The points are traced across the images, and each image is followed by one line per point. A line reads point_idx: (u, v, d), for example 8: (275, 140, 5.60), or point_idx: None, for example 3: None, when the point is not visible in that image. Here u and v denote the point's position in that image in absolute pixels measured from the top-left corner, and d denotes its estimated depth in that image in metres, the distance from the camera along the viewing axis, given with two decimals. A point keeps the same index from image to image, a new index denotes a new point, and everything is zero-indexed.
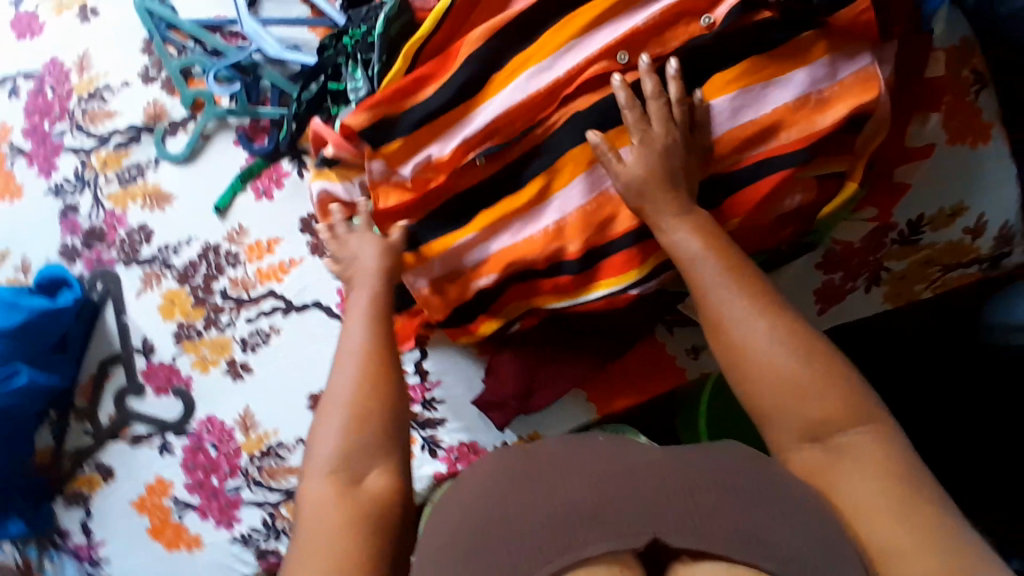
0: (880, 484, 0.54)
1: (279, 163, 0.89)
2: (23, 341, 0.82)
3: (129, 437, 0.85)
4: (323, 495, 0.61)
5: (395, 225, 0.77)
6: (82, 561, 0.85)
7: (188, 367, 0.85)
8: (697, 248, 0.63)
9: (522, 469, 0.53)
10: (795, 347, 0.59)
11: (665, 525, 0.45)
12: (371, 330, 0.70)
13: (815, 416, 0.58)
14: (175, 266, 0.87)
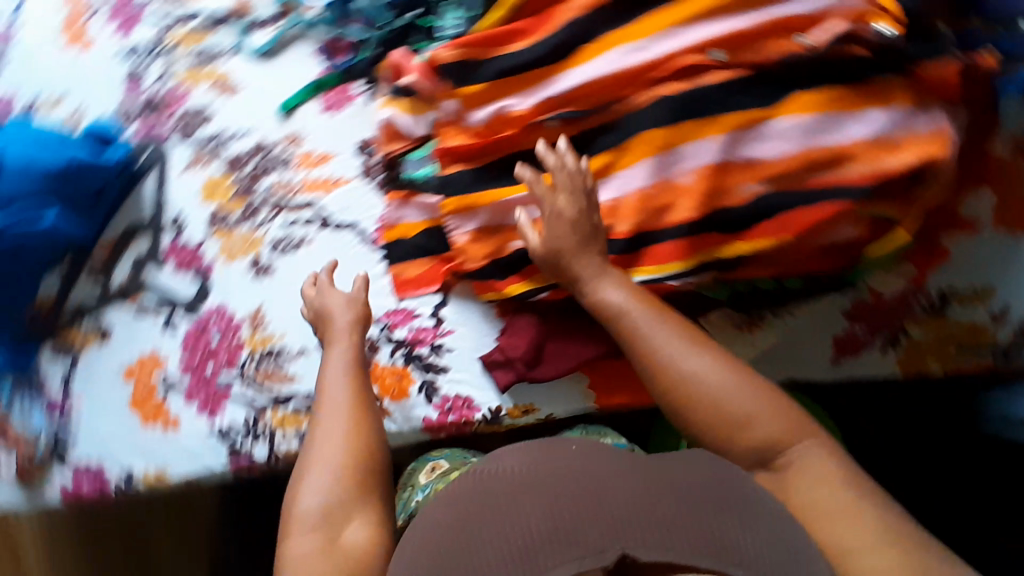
0: (832, 496, 0.60)
1: (348, 85, 0.87)
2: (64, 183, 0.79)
3: (137, 304, 0.84)
4: (308, 551, 0.65)
5: (453, 165, 0.77)
6: (52, 415, 0.82)
7: (213, 253, 0.84)
8: (625, 295, 0.68)
9: (477, 493, 0.54)
10: (727, 377, 0.65)
11: (632, 540, 0.46)
12: (349, 391, 0.74)
13: (755, 441, 0.63)
14: (226, 153, 0.86)
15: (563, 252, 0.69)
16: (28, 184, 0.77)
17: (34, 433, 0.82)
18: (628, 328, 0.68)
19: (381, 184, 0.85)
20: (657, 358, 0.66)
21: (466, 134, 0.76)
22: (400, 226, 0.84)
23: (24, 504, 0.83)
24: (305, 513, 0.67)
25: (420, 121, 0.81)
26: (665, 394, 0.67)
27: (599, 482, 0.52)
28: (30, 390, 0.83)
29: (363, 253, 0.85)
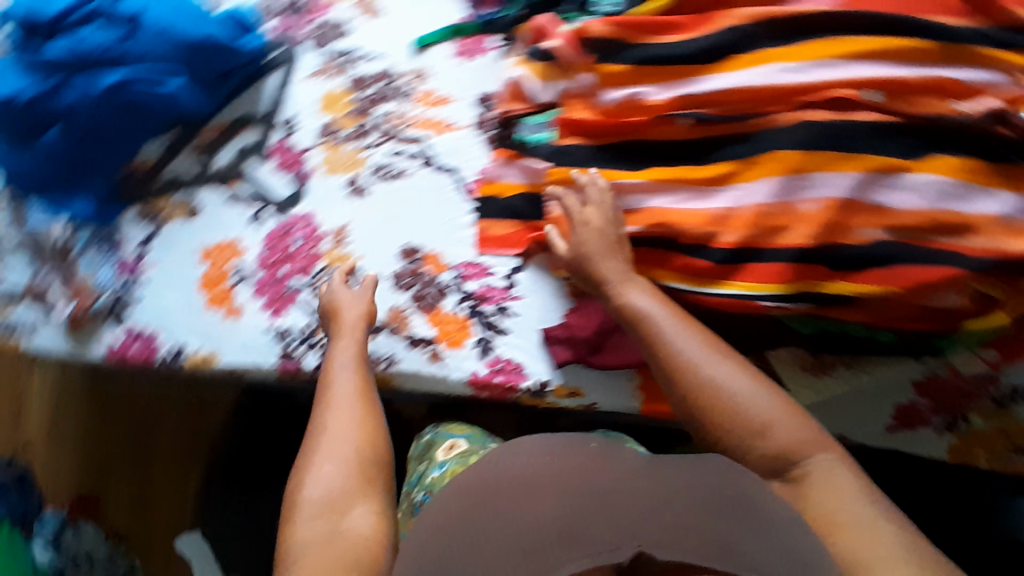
0: (850, 504, 0.62)
1: (486, 37, 0.86)
2: (193, 57, 0.78)
3: (231, 191, 0.85)
4: (312, 533, 0.67)
5: (572, 137, 0.77)
6: (122, 275, 0.83)
7: (316, 162, 0.85)
8: (652, 303, 0.70)
9: (490, 484, 0.54)
10: (747, 387, 0.67)
11: (647, 536, 0.46)
12: (350, 390, 0.76)
13: (772, 450, 0.65)
14: (355, 71, 0.86)
15: (587, 257, 0.73)
16: (167, 50, 0.77)
17: (99, 285, 0.83)
18: (651, 333, 0.70)
19: (490, 139, 0.84)
20: (679, 367, 0.68)
21: (593, 112, 0.76)
22: (498, 184, 0.83)
23: (69, 350, 0.83)
24: (309, 500, 0.69)
25: (549, 88, 0.80)
26: (684, 400, 0.69)
27: (602, 487, 0.51)
28: (108, 244, 0.83)
29: (455, 200, 0.84)
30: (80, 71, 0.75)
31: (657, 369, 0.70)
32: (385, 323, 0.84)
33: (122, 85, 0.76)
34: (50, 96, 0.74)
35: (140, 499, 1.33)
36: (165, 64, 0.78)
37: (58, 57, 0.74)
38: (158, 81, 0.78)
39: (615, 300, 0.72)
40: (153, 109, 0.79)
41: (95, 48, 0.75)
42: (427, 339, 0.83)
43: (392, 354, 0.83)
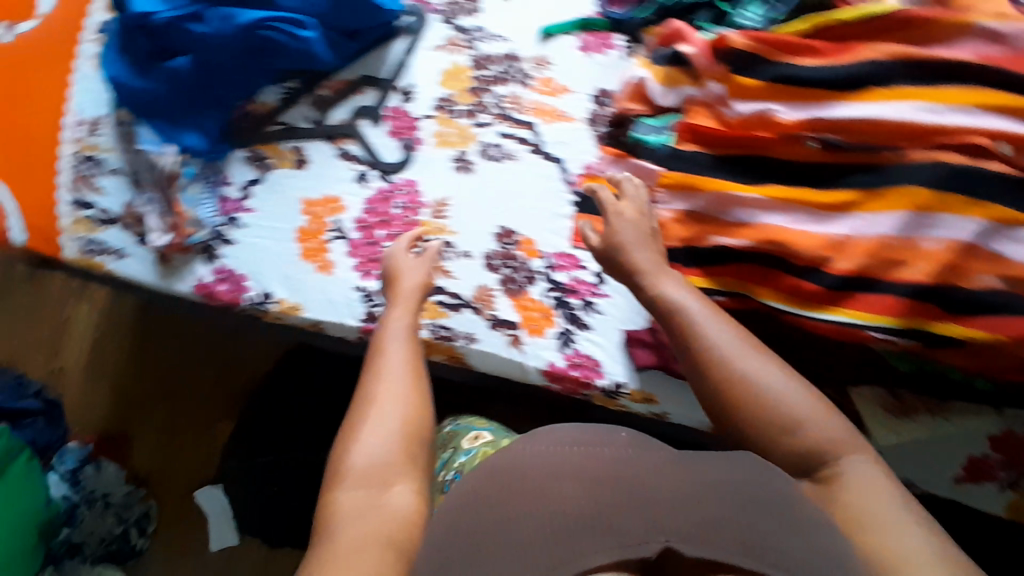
0: (887, 505, 0.56)
1: (612, 34, 0.87)
2: (336, 9, 0.80)
3: (340, 148, 0.85)
4: (354, 509, 0.59)
5: (691, 145, 0.78)
6: (222, 213, 0.83)
7: (428, 133, 0.85)
8: (689, 295, 0.69)
9: (518, 471, 0.51)
10: (782, 383, 0.63)
11: (675, 531, 0.43)
12: (405, 363, 0.71)
13: (801, 447, 0.60)
14: (479, 49, 0.86)
15: (624, 248, 0.73)
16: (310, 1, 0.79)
17: (201, 221, 0.82)
18: (685, 328, 0.67)
19: (601, 136, 0.85)
20: (709, 361, 0.65)
21: (714, 120, 0.78)
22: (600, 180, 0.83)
23: (159, 281, 0.83)
24: (358, 467, 0.61)
25: (671, 93, 0.81)
26: (713, 397, 0.65)
27: (637, 483, 0.48)
28: (212, 180, 0.83)
29: (558, 190, 0.84)
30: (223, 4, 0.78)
31: (686, 364, 0.67)
32: (469, 301, 0.83)
33: (260, 21, 0.76)
34: (189, 23, 0.76)
35: (168, 443, 1.34)
36: (303, 12, 0.80)
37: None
38: (297, 25, 0.79)
39: (651, 293, 0.70)
40: (286, 50, 0.79)
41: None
42: (509, 323, 0.82)
43: (472, 332, 0.82)
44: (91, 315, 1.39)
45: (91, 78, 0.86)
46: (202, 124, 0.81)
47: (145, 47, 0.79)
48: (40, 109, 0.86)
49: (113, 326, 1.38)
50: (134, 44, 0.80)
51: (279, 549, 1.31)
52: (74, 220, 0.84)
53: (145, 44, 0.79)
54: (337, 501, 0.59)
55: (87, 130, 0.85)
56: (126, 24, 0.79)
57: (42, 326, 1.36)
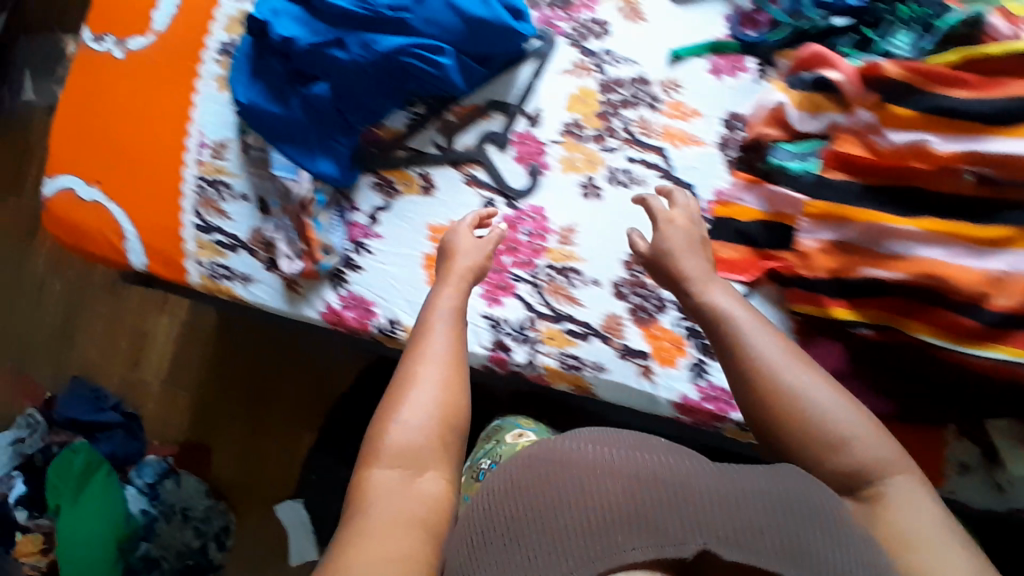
0: (931, 523, 0.56)
1: (743, 57, 0.84)
2: (470, 36, 0.79)
3: (466, 174, 0.84)
4: (390, 489, 0.59)
5: (837, 174, 0.77)
6: (350, 238, 0.83)
7: (555, 158, 0.83)
8: (733, 302, 0.67)
9: (554, 463, 0.51)
10: (833, 398, 0.61)
11: (715, 534, 0.45)
12: (450, 349, 0.67)
13: (850, 465, 0.58)
14: (607, 73, 0.84)
15: (672, 256, 0.73)
16: (449, 27, 0.78)
17: (332, 247, 0.81)
18: (732, 335, 0.65)
19: (731, 161, 0.83)
20: (760, 371, 0.63)
21: (863, 150, 0.75)
22: (733, 207, 0.82)
23: (287, 307, 0.83)
24: (392, 446, 0.61)
25: (814, 119, 0.79)
26: (758, 407, 0.62)
27: (681, 478, 0.49)
28: (343, 206, 0.83)
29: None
30: (363, 28, 0.77)
31: (730, 370, 0.65)
32: (597, 330, 0.82)
33: (400, 48, 0.76)
34: (331, 49, 0.76)
35: (252, 457, 1.35)
36: (440, 38, 0.78)
37: (345, 11, 0.76)
38: (434, 52, 0.78)
39: (698, 301, 0.69)
40: (417, 76, 0.78)
41: (382, 8, 0.76)
42: (637, 352, 0.81)
43: (600, 361, 0.81)
44: (169, 331, 1.39)
45: (213, 98, 0.84)
46: (336, 151, 0.80)
47: (281, 72, 0.78)
48: (162, 131, 0.85)
49: (194, 341, 1.37)
50: (269, 68, 0.79)
51: None
52: (199, 245, 0.84)
53: (280, 69, 0.78)
54: (373, 478, 0.60)
55: (211, 152, 0.84)
56: (262, 48, 0.79)
57: (123, 336, 1.39)
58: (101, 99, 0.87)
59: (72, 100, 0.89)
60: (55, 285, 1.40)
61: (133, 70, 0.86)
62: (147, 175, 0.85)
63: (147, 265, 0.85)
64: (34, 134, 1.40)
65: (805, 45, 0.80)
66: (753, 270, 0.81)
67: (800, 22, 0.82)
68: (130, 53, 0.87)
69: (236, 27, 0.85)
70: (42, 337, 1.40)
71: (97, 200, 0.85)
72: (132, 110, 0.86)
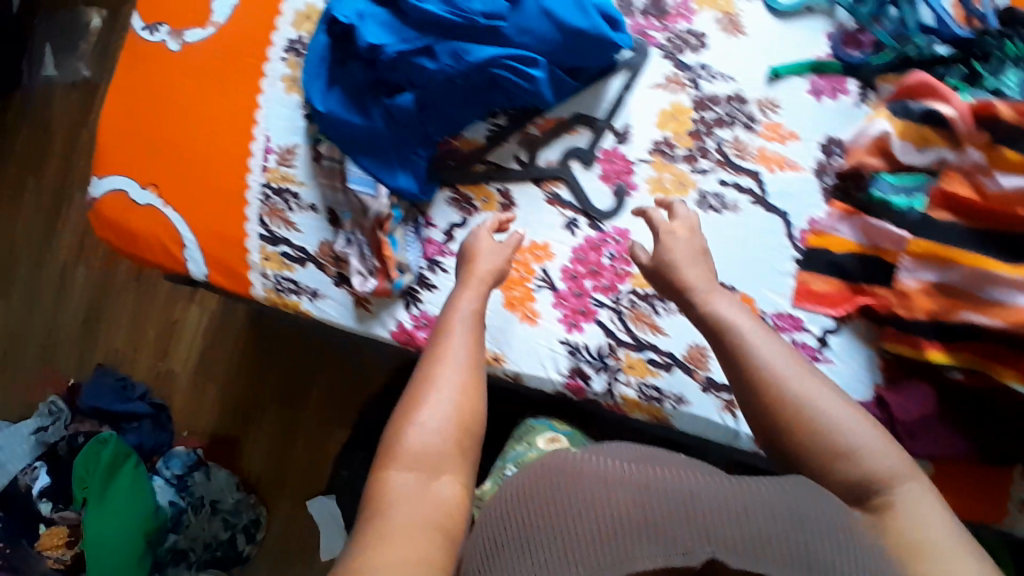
0: (941, 530, 0.53)
1: (845, 79, 0.79)
2: (565, 46, 0.73)
3: (548, 192, 0.79)
4: (408, 493, 0.55)
5: (943, 214, 0.72)
6: (424, 256, 0.78)
7: (643, 178, 0.79)
8: (739, 312, 0.64)
9: (560, 474, 0.52)
10: (836, 406, 0.58)
11: (721, 542, 0.46)
12: (469, 351, 0.64)
13: (855, 474, 0.55)
14: (703, 89, 0.79)
15: (674, 268, 0.69)
16: (545, 38, 0.72)
17: (407, 265, 0.77)
18: (737, 344, 0.62)
19: (828, 189, 0.79)
20: (762, 381, 0.59)
21: (969, 189, 0.70)
22: (828, 238, 0.78)
23: (356, 325, 0.79)
24: (410, 450, 0.57)
25: (920, 153, 0.74)
26: (762, 417, 0.59)
27: (691, 494, 0.49)
28: (418, 223, 0.79)
29: (779, 246, 0.79)
30: (453, 36, 0.71)
31: (733, 380, 0.62)
32: (680, 361, 0.79)
33: (493, 60, 0.71)
34: (418, 58, 0.71)
35: (285, 452, 1.33)
36: (534, 49, 0.73)
37: (435, 17, 0.71)
38: (526, 64, 0.72)
39: (703, 309, 0.65)
40: (505, 88, 0.73)
41: (475, 15, 0.71)
42: (721, 386, 0.78)
43: (681, 393, 0.79)
44: (200, 322, 1.39)
45: (280, 101, 0.80)
46: (412, 165, 0.75)
47: (361, 80, 0.74)
48: (224, 134, 0.80)
49: (222, 335, 1.37)
50: (347, 73, 0.74)
51: None
52: (264, 257, 0.80)
53: (360, 76, 0.74)
54: (389, 481, 0.56)
55: (278, 159, 0.80)
56: (341, 52, 0.75)
57: (153, 326, 1.39)
58: (152, 96, 0.82)
59: (122, 95, 0.84)
60: (81, 271, 1.42)
61: (192, 67, 0.82)
62: (209, 180, 0.80)
63: (207, 276, 0.80)
64: (57, 113, 1.44)
65: (913, 74, 0.74)
66: (846, 305, 0.77)
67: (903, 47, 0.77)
68: (184, 46, 0.82)
69: (303, 22, 0.81)
70: (71, 326, 1.41)
71: (152, 204, 0.81)
72: (191, 108, 0.81)
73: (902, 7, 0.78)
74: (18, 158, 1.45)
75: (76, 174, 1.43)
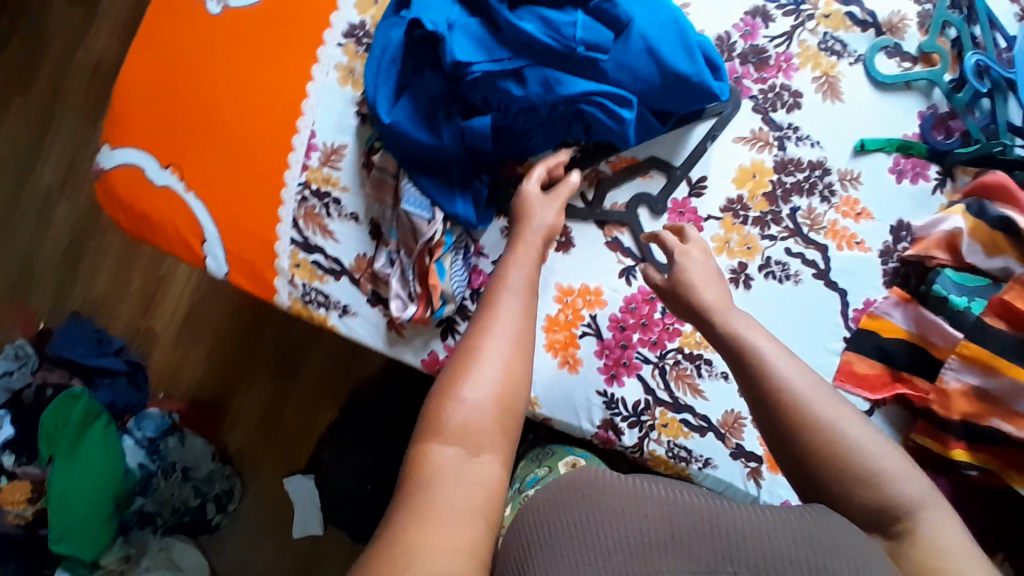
0: (965, 556, 0.48)
1: (928, 164, 0.76)
2: (660, 90, 0.69)
3: (610, 236, 0.77)
4: (453, 472, 0.47)
5: (997, 321, 0.69)
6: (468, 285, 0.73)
7: (709, 234, 0.76)
8: (757, 330, 0.59)
9: (590, 485, 0.46)
10: (858, 427, 0.53)
11: (747, 563, 0.42)
12: (522, 325, 0.57)
13: (877, 498, 0.50)
14: (787, 151, 0.76)
15: (687, 286, 0.66)
16: (644, 78, 0.68)
17: (451, 294, 0.70)
18: (754, 366, 0.57)
19: (889, 272, 0.76)
20: (781, 404, 0.54)
21: None
22: (880, 321, 0.75)
23: (385, 348, 0.73)
24: (451, 421, 0.50)
25: (988, 258, 0.72)
26: (781, 436, 0.54)
27: (710, 511, 0.45)
28: (467, 249, 0.73)
29: (832, 322, 0.76)
30: (546, 62, 0.67)
31: (752, 402, 0.57)
32: (715, 426, 0.76)
33: (590, 95, 0.67)
34: (506, 81, 0.66)
35: (265, 427, 1.29)
36: (628, 87, 0.69)
37: (531, 39, 0.65)
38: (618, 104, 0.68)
39: (720, 328, 0.61)
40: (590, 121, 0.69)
41: (575, 44, 0.65)
42: (752, 455, 0.75)
43: (710, 458, 0.75)
44: (189, 279, 1.33)
45: (333, 94, 0.73)
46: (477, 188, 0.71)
47: (437, 96, 0.68)
48: (265, 120, 0.73)
49: (213, 295, 1.32)
50: (420, 83, 0.68)
51: (343, 551, 1.25)
52: (295, 263, 0.73)
53: (438, 91, 0.68)
54: (430, 457, 0.48)
55: (321, 157, 0.73)
56: (417, 58, 0.69)
57: (136, 278, 1.33)
58: (187, 62, 0.74)
59: (147, 57, 0.75)
60: (62, 209, 1.34)
61: (233, 38, 0.74)
62: (240, 169, 0.73)
63: (227, 275, 0.73)
64: (55, 33, 1.35)
65: (989, 175, 0.73)
66: (883, 391, 0.74)
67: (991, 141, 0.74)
68: (227, 11, 0.74)
69: (368, 6, 0.73)
70: (47, 269, 1.34)
71: (170, 185, 0.73)
72: (228, 85, 0.73)
73: (996, 100, 0.75)
74: (12, 78, 1.36)
75: (67, 102, 1.34)
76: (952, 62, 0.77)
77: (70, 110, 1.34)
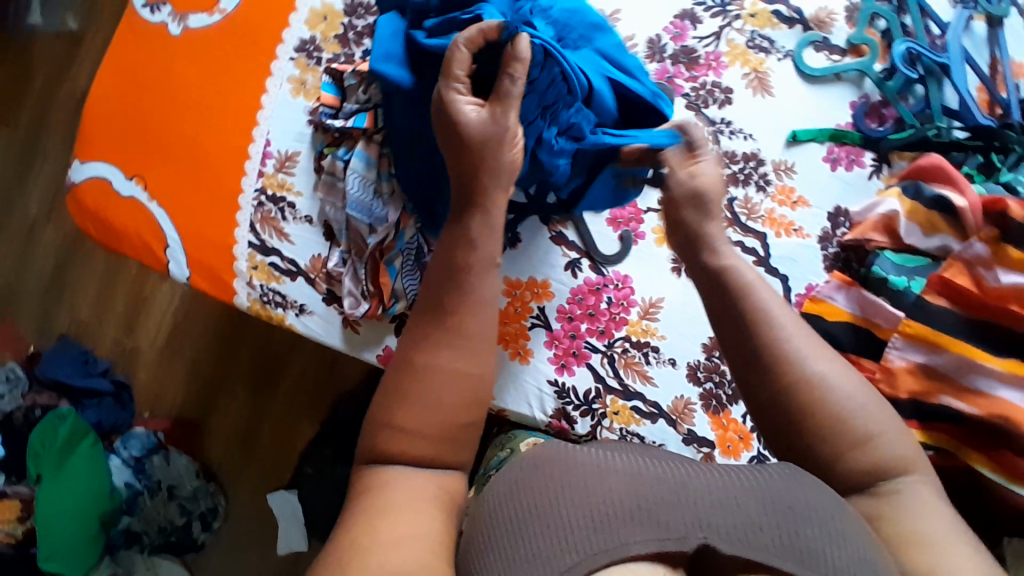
0: (949, 530, 0.46)
1: (863, 151, 0.79)
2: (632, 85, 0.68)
3: (555, 231, 0.80)
4: (396, 486, 0.46)
5: (937, 299, 0.71)
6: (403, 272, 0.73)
7: (650, 227, 0.80)
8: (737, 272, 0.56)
9: (551, 463, 0.41)
10: (839, 374, 0.50)
11: (719, 529, 0.37)
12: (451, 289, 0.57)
13: (861, 461, 0.48)
14: (723, 145, 0.80)
15: None
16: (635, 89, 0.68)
17: (401, 293, 0.73)
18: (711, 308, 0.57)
19: (829, 257, 0.78)
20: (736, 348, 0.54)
21: (968, 280, 0.69)
22: (824, 305, 0.76)
23: (342, 344, 0.76)
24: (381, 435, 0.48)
25: (926, 238, 0.74)
26: None
27: (681, 478, 0.41)
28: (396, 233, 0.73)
29: None
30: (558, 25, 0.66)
31: None
32: (665, 412, 0.76)
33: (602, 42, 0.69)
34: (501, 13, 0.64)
35: (248, 440, 1.31)
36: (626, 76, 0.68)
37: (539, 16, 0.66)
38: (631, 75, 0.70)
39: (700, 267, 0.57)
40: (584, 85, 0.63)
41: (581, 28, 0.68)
42: (704, 440, 0.75)
43: (663, 443, 0.76)
44: (173, 298, 1.37)
45: (287, 104, 0.78)
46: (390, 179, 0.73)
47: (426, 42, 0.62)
48: (223, 130, 0.78)
49: (196, 312, 1.36)
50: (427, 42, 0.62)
51: None
52: (252, 265, 0.76)
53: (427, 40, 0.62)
54: (377, 475, 0.47)
55: (276, 164, 0.77)
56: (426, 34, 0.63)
57: (122, 298, 1.38)
58: (151, 79, 0.80)
59: (114, 79, 0.80)
60: (51, 233, 1.41)
61: (194, 56, 0.79)
62: (200, 177, 0.77)
63: (189, 278, 0.77)
64: (40, 62, 1.42)
65: (927, 159, 0.74)
66: None
67: (926, 125, 0.77)
68: (187, 32, 0.80)
69: (318, 23, 0.79)
70: (35, 292, 1.39)
71: (136, 196, 0.78)
72: (188, 100, 0.78)
73: (928, 85, 0.78)
74: None
75: (51, 132, 1.41)
76: (882, 52, 0.80)
77: (55, 138, 1.41)
